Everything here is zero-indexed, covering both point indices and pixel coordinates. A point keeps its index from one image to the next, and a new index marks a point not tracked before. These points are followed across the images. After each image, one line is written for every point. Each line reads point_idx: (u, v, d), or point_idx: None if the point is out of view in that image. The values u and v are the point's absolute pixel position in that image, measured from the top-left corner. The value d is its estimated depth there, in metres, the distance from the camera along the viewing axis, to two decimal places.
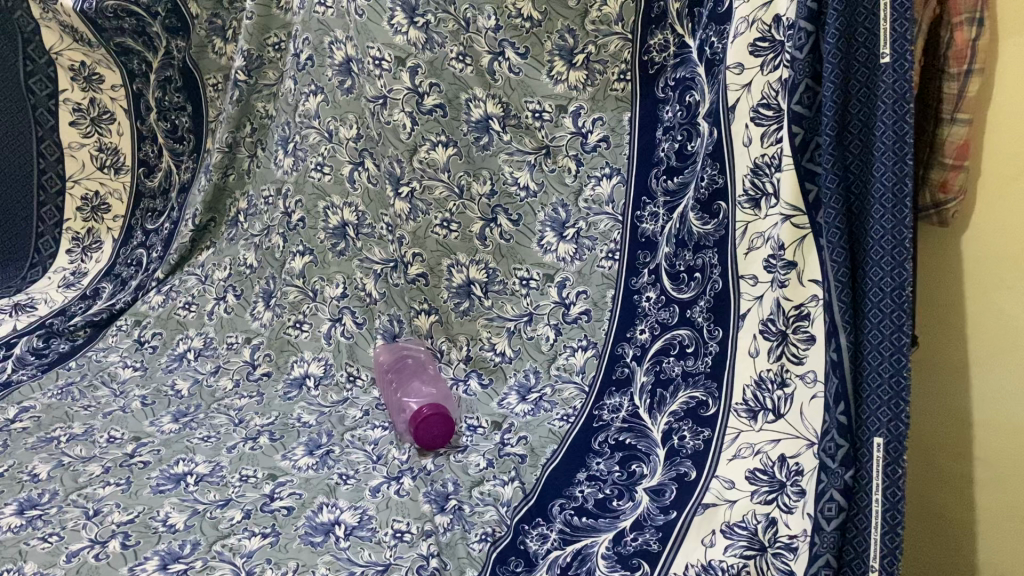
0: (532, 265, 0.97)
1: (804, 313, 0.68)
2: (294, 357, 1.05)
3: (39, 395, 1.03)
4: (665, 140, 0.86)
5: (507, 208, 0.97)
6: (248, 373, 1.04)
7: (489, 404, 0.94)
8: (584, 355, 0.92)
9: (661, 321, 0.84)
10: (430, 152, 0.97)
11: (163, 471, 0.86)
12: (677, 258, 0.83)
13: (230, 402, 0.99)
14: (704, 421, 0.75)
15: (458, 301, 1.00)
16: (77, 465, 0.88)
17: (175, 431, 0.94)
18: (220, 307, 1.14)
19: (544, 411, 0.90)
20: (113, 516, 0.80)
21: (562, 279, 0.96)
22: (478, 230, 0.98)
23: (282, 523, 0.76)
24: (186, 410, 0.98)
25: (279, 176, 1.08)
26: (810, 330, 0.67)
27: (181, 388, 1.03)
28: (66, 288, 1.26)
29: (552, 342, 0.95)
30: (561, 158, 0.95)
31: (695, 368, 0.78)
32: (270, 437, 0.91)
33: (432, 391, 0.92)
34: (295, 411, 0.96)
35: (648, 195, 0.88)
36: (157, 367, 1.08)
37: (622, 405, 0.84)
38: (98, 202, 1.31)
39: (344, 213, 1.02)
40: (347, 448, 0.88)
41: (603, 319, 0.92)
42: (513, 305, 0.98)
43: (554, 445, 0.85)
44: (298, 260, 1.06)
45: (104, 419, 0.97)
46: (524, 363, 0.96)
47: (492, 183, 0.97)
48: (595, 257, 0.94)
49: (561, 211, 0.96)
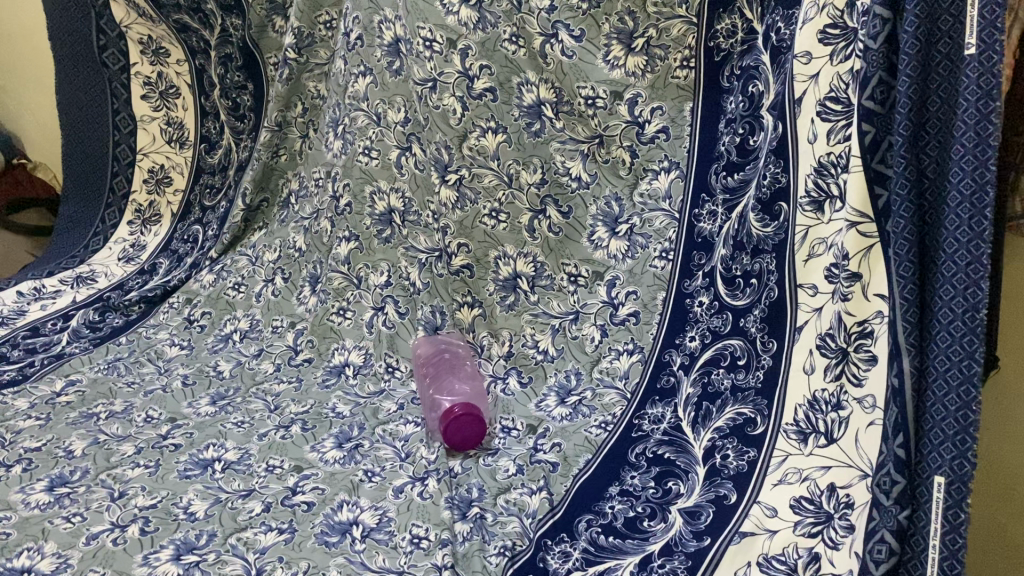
0: (580, 261, 0.92)
1: (867, 330, 0.63)
2: (336, 345, 1.02)
3: (87, 369, 1.04)
4: (726, 133, 0.80)
5: (557, 200, 0.92)
6: (289, 358, 1.02)
7: (526, 407, 0.88)
8: (632, 358, 0.87)
9: (712, 329, 0.79)
10: (478, 140, 0.92)
11: (192, 455, 0.85)
12: (733, 261, 0.78)
13: (268, 386, 0.98)
14: (750, 440, 0.71)
15: (504, 295, 0.95)
16: (111, 444, 0.88)
17: (211, 414, 0.93)
18: (267, 289, 1.11)
19: (583, 416, 0.84)
20: (137, 500, 0.79)
21: (611, 278, 0.90)
22: (527, 222, 0.93)
23: (300, 519, 0.74)
24: (224, 393, 0.97)
25: (328, 159, 1.05)
26: (872, 348, 0.63)
27: (223, 369, 1.02)
28: (125, 263, 1.28)
29: (597, 342, 0.90)
30: (615, 149, 0.89)
31: (746, 382, 0.74)
32: (302, 426, 0.89)
33: (469, 391, 0.88)
34: (331, 400, 0.93)
35: (706, 192, 0.82)
36: (202, 347, 1.07)
37: (664, 416, 0.79)
38: (162, 175, 1.31)
39: (391, 198, 0.99)
40: (378, 444, 0.84)
41: (651, 320, 0.87)
42: (560, 302, 0.92)
43: (588, 455, 0.78)
44: (344, 245, 1.02)
45: (144, 397, 0.97)
46: (566, 364, 0.90)
47: (542, 172, 0.92)
48: (647, 255, 0.88)
49: (614, 205, 0.90)
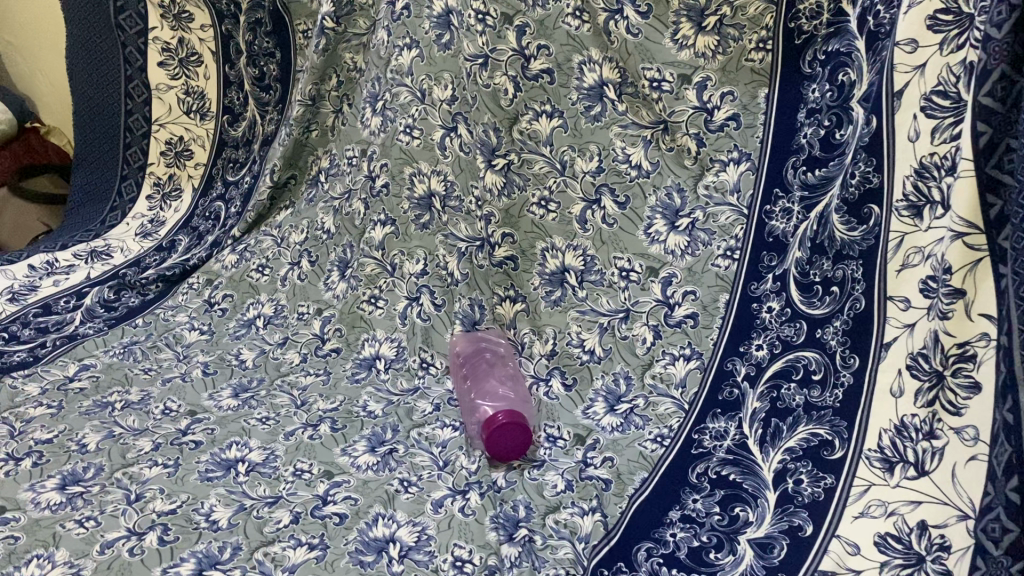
0: (634, 255, 0.84)
1: (966, 353, 0.57)
2: (365, 335, 0.95)
3: (101, 353, 0.98)
4: (807, 124, 0.74)
5: (613, 188, 0.85)
6: (316, 348, 0.96)
7: (572, 414, 0.81)
8: (692, 365, 0.79)
9: (782, 338, 0.73)
10: (532, 123, 0.87)
11: (214, 455, 0.79)
12: (811, 266, 0.72)
13: (295, 379, 0.91)
14: (827, 466, 0.65)
15: (549, 290, 0.88)
16: (127, 438, 0.82)
17: (233, 409, 0.87)
18: (293, 273, 1.05)
19: (636, 429, 0.77)
20: (155, 504, 0.73)
21: (667, 276, 0.82)
22: (579, 213, 0.87)
23: (332, 534, 0.68)
24: (248, 385, 0.91)
25: (364, 135, 0.98)
26: (973, 375, 0.57)
27: (246, 358, 0.96)
28: (142, 238, 1.21)
29: (649, 343, 0.82)
30: (679, 136, 0.82)
31: (821, 401, 0.68)
32: (331, 426, 0.83)
33: (512, 396, 0.82)
34: (361, 397, 0.87)
35: (781, 187, 0.76)
36: (223, 333, 1.01)
37: (728, 432, 0.72)
38: (182, 147, 1.24)
39: (430, 181, 0.91)
40: (414, 450, 0.78)
41: (712, 324, 0.79)
42: (610, 299, 0.85)
43: (644, 473, 0.72)
44: (378, 230, 0.95)
45: (161, 387, 0.91)
46: (614, 365, 0.83)
47: (599, 159, 0.85)
48: (710, 253, 0.81)
49: (675, 197, 0.83)
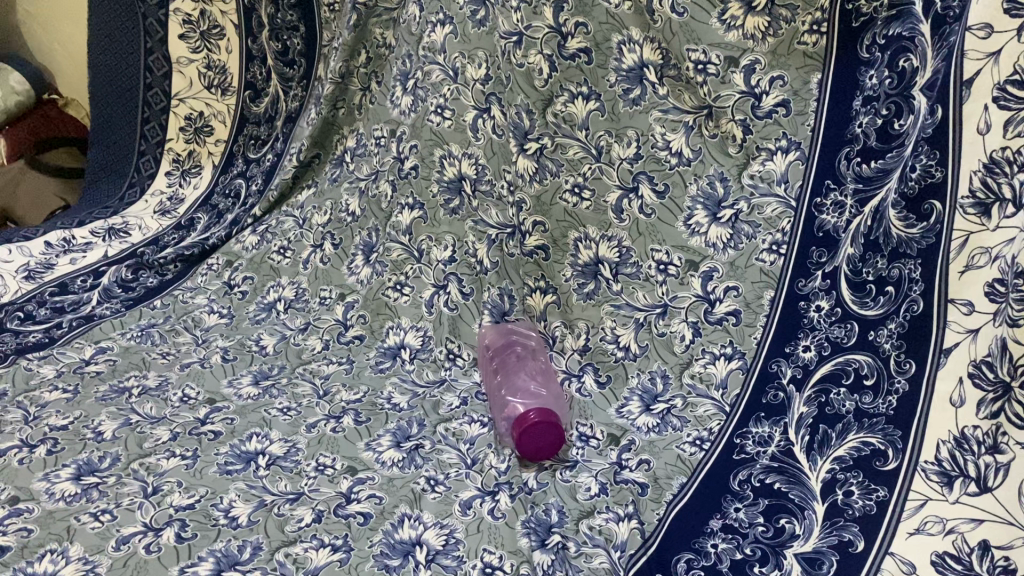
0: (673, 247, 0.80)
1: None
2: (389, 323, 0.91)
3: (117, 335, 0.96)
4: (862, 113, 0.69)
5: (652, 176, 0.81)
6: (338, 335, 0.92)
7: (606, 412, 0.78)
8: (733, 365, 0.75)
9: (832, 339, 0.69)
10: (567, 105, 0.82)
11: (233, 447, 0.76)
12: (863, 263, 0.68)
13: (317, 367, 0.88)
14: (879, 477, 0.61)
15: (582, 282, 0.85)
16: (144, 427, 0.80)
17: (253, 398, 0.84)
18: (316, 256, 1.01)
19: (673, 430, 0.74)
20: (172, 498, 0.71)
21: (709, 270, 0.78)
22: (615, 201, 0.82)
23: (356, 535, 0.65)
24: (269, 372, 0.88)
25: (393, 115, 0.95)
26: None
27: (267, 344, 0.93)
28: (161, 216, 1.18)
29: (688, 341, 0.78)
30: (725, 122, 0.77)
31: (874, 408, 0.64)
32: (354, 419, 0.80)
33: (545, 394, 0.79)
34: (386, 388, 0.84)
35: (832, 179, 0.72)
36: (243, 317, 0.98)
37: (772, 438, 0.69)
38: (201, 123, 1.21)
39: (461, 164, 0.88)
40: (441, 446, 0.75)
41: (756, 322, 0.75)
42: (647, 293, 0.81)
43: (682, 478, 0.69)
44: (405, 214, 0.92)
45: (179, 372, 0.89)
46: (650, 363, 0.79)
47: (638, 144, 0.80)
48: (755, 246, 0.77)
49: (718, 186, 0.78)
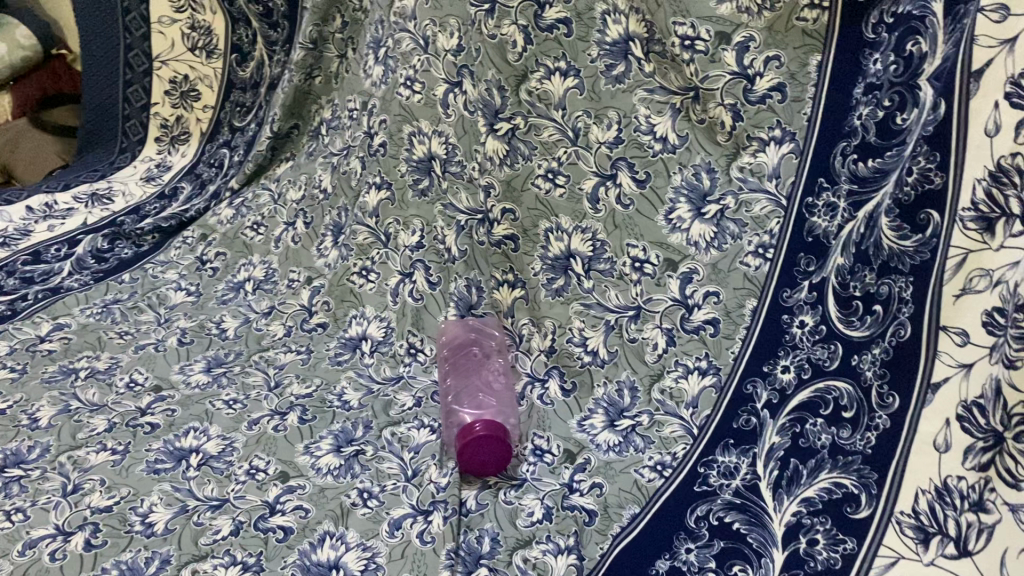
0: (650, 243, 0.72)
1: None
2: (353, 312, 0.85)
3: (79, 311, 0.92)
4: (863, 102, 0.60)
5: (632, 162, 0.72)
6: (301, 321, 0.87)
7: (566, 424, 0.71)
8: (707, 382, 0.67)
9: (813, 361, 0.61)
10: (543, 82, 0.75)
11: (167, 444, 0.72)
12: (852, 277, 0.60)
13: (273, 356, 0.83)
14: (848, 526, 0.54)
15: (551, 278, 0.78)
16: (82, 415, 0.76)
17: (201, 387, 0.79)
18: (288, 235, 0.96)
19: (634, 451, 0.67)
20: (91, 498, 0.66)
21: (688, 271, 0.70)
22: (591, 189, 0.75)
23: (270, 554, 0.60)
24: (223, 358, 0.84)
25: (365, 86, 0.88)
26: None
27: (228, 327, 0.88)
28: (146, 183, 1.15)
29: (661, 350, 0.70)
30: (713, 107, 0.68)
31: (851, 445, 0.56)
32: (299, 416, 0.74)
33: (498, 403, 0.73)
34: (340, 382, 0.78)
35: (826, 176, 0.63)
36: (210, 296, 0.93)
37: (739, 469, 0.61)
38: (188, 87, 1.16)
39: (431, 143, 0.81)
40: (384, 454, 0.69)
41: (735, 334, 0.67)
42: (619, 293, 0.74)
43: (636, 508, 0.62)
44: (372, 194, 0.86)
45: (132, 355, 0.84)
46: (619, 373, 0.72)
47: (618, 127, 0.72)
48: (739, 248, 0.68)
49: (704, 178, 0.70)
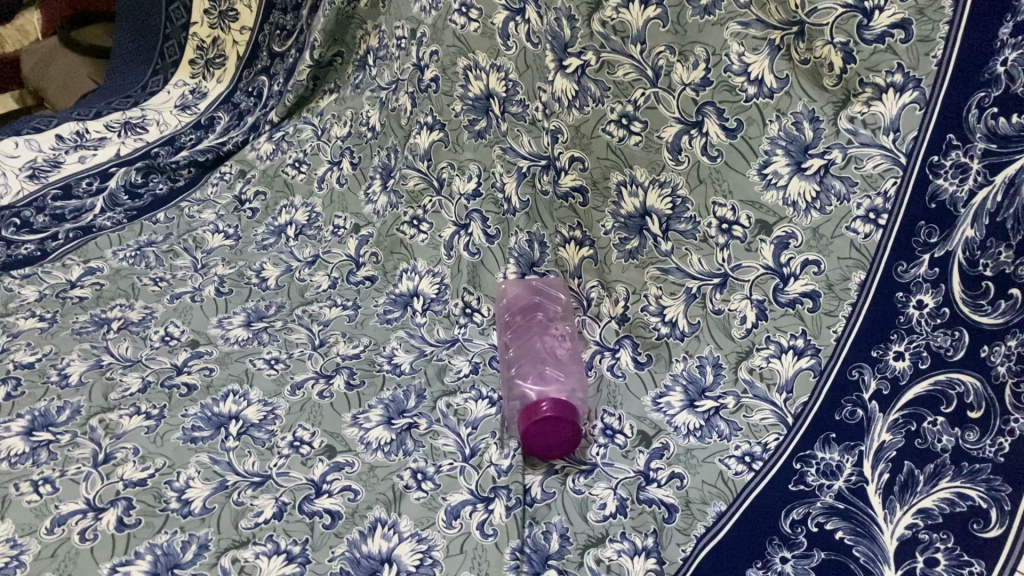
0: (740, 202, 0.64)
1: None
2: (403, 265, 0.79)
3: (111, 254, 0.86)
4: (1011, 45, 0.51)
5: (721, 108, 0.63)
6: (348, 273, 0.80)
7: (639, 402, 0.64)
8: (803, 364, 0.59)
9: (933, 348, 0.54)
10: (619, 12, 0.64)
11: (204, 409, 0.66)
12: (983, 253, 0.52)
13: (317, 310, 0.77)
14: (976, 545, 0.47)
15: (624, 238, 0.70)
16: (115, 372, 0.70)
17: (241, 344, 0.74)
18: (332, 174, 0.88)
19: (718, 438, 0.60)
20: (124, 469, 0.61)
21: (783, 236, 0.62)
22: (671, 138, 0.66)
23: (316, 543, 0.55)
24: (264, 311, 0.78)
25: (414, 13, 0.79)
26: None
27: (268, 276, 0.82)
28: (181, 111, 1.07)
29: (750, 324, 0.63)
30: (820, 45, 0.58)
31: (980, 450, 0.50)
32: (346, 380, 0.69)
33: (567, 376, 0.66)
34: (390, 343, 0.72)
35: (957, 132, 0.54)
36: (249, 241, 0.87)
37: (842, 469, 0.54)
38: (226, 6, 1.07)
39: (489, 78, 0.74)
40: (439, 429, 0.63)
41: (839, 311, 0.59)
42: (702, 258, 0.66)
43: (721, 506, 0.55)
44: (423, 135, 0.79)
45: (168, 305, 0.79)
46: (701, 348, 0.64)
47: (706, 66, 0.63)
48: (847, 211, 0.60)
49: (805, 128, 0.60)
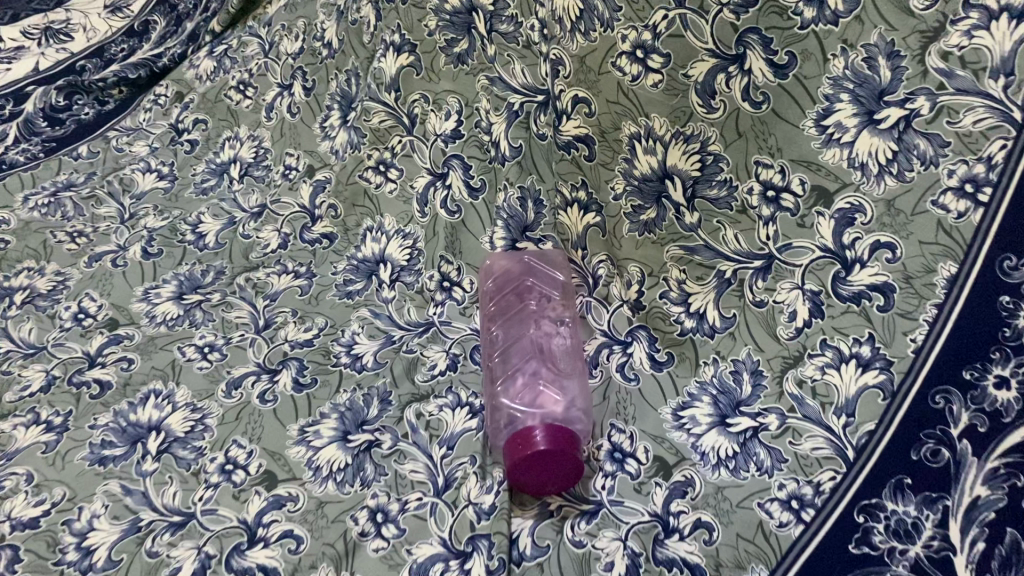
0: (791, 162, 0.49)
1: None
2: (367, 223, 0.64)
3: (21, 201, 0.72)
4: None
5: (770, 38, 0.48)
6: (301, 228, 0.66)
7: (657, 416, 0.51)
8: (870, 380, 0.46)
9: None
10: None
11: (118, 417, 0.54)
12: None
13: (263, 279, 0.63)
14: None
15: (637, 206, 0.57)
16: (13, 364, 0.57)
17: (169, 325, 0.60)
18: (282, 101, 0.72)
19: (756, 472, 0.47)
20: (13, 505, 0.49)
21: (848, 209, 0.48)
22: (703, 77, 0.51)
23: None
24: (200, 279, 0.64)
25: None
26: None
27: (206, 231, 0.68)
28: (111, 13, 0.87)
29: (801, 322, 0.49)
30: None
31: None
32: (295, 379, 0.56)
33: (567, 396, 0.51)
34: (349, 327, 0.59)
35: None
36: (186, 183, 0.72)
37: (920, 529, 0.41)
38: None
39: None
40: (406, 449, 0.51)
41: (919, 313, 0.45)
42: (738, 236, 0.52)
43: (762, 571, 0.42)
44: (389, 59, 0.64)
45: (84, 271, 0.65)
46: (737, 349, 0.51)
47: None
48: (935, 181, 0.45)
49: (880, 68, 0.45)
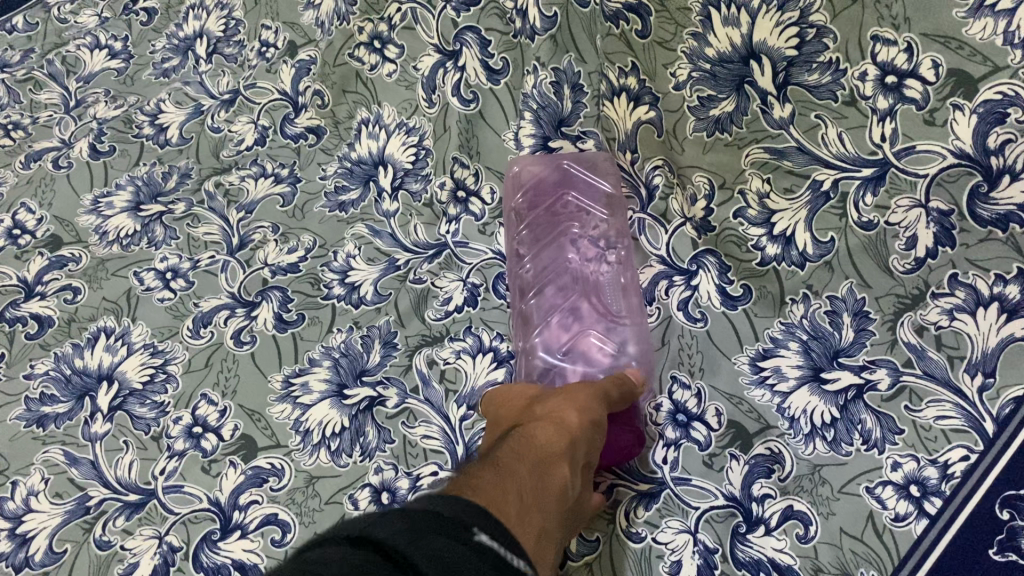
0: (922, 37, 0.35)
1: None
2: (362, 114, 0.53)
3: None
4: None
5: None
6: (282, 120, 0.53)
7: (729, 369, 0.41)
8: (1018, 331, 0.34)
9: None
10: None
11: (61, 363, 0.44)
12: None
13: (236, 183, 0.52)
14: None
15: (710, 95, 0.43)
16: None
17: (123, 244, 0.49)
18: None
19: (863, 444, 0.36)
20: None
21: (997, 102, 0.34)
22: None
23: None
24: (161, 184, 0.52)
25: None
26: None
27: (167, 122, 0.55)
28: None
29: (922, 253, 0.37)
30: None
31: None
32: (278, 313, 0.46)
33: None
34: (343, 246, 0.48)
35: None
36: (144, 64, 0.58)
37: None
38: None
39: None
40: (416, 407, 0.42)
41: None
42: (846, 136, 0.39)
43: None
44: None
45: (20, 172, 0.53)
46: (838, 283, 0.39)
47: None
48: None
49: None
